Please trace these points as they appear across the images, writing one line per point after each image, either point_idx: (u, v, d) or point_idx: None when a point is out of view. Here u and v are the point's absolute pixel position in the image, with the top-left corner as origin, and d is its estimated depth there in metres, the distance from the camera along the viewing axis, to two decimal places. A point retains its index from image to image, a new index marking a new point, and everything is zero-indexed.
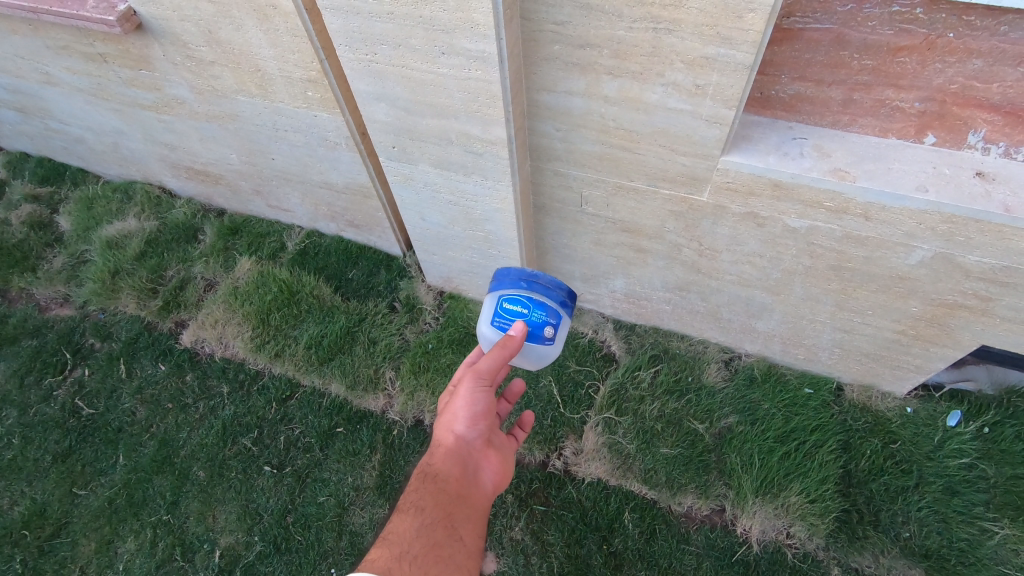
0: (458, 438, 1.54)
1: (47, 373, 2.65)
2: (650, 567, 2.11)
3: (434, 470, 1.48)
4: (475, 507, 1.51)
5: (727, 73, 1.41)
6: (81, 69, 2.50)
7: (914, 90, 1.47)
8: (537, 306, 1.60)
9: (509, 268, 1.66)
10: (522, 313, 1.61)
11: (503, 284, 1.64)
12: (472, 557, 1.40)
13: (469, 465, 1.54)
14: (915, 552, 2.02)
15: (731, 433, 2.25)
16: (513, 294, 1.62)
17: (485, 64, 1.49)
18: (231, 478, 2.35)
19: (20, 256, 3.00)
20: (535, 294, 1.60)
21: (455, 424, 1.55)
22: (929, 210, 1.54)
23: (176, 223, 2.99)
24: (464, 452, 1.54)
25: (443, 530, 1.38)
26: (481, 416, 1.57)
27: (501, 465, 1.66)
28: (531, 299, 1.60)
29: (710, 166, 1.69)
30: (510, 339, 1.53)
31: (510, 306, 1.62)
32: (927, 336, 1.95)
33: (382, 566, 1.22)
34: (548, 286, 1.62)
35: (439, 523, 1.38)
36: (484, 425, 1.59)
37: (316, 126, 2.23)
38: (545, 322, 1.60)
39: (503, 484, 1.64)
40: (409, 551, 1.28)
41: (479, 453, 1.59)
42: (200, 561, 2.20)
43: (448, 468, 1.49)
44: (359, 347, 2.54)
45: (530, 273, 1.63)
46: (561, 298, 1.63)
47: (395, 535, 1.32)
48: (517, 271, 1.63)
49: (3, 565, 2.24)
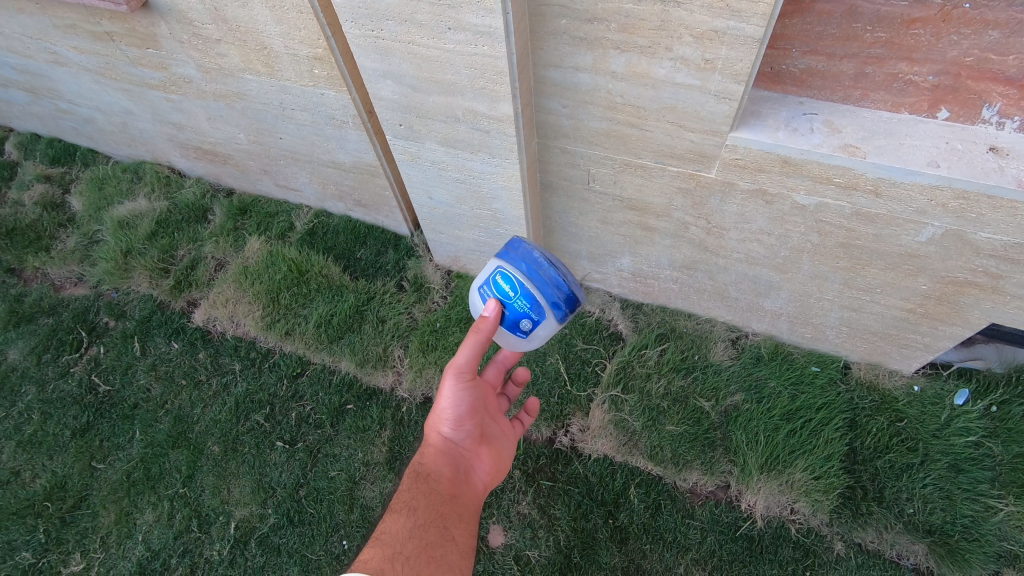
0: (445, 438, 1.61)
1: (64, 350, 2.70)
2: (655, 540, 2.14)
3: (424, 470, 1.56)
4: (468, 505, 1.57)
5: (736, 47, 1.40)
6: (89, 48, 2.51)
7: (927, 63, 1.45)
8: (523, 297, 1.43)
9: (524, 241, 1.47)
10: (506, 296, 1.46)
11: (508, 256, 1.47)
12: (465, 556, 1.45)
13: (459, 463, 1.60)
14: (918, 527, 2.04)
15: (737, 411, 2.26)
16: (508, 270, 1.45)
17: (490, 39, 1.47)
18: (244, 453, 2.40)
19: (34, 236, 3.04)
20: (529, 282, 1.42)
21: (441, 425, 1.61)
22: (941, 185, 1.52)
23: (186, 203, 3.02)
24: (454, 451, 1.61)
25: (435, 531, 1.43)
26: (466, 415, 1.61)
27: (497, 461, 1.70)
28: (521, 287, 1.43)
29: (718, 142, 1.67)
30: (482, 321, 1.48)
31: (499, 282, 1.47)
32: (936, 314, 1.94)
33: (374, 568, 1.28)
34: (547, 280, 1.42)
35: (430, 523, 1.44)
36: (472, 423, 1.63)
37: (323, 105, 2.23)
38: (524, 315, 1.45)
39: (496, 479, 1.70)
40: (401, 553, 1.34)
41: (470, 450, 1.64)
42: (216, 533, 2.27)
43: (437, 468, 1.56)
44: (368, 326, 2.57)
45: (535, 257, 1.44)
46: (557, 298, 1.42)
47: (387, 535, 1.39)
48: (527, 249, 1.44)
49: (28, 534, 2.32)
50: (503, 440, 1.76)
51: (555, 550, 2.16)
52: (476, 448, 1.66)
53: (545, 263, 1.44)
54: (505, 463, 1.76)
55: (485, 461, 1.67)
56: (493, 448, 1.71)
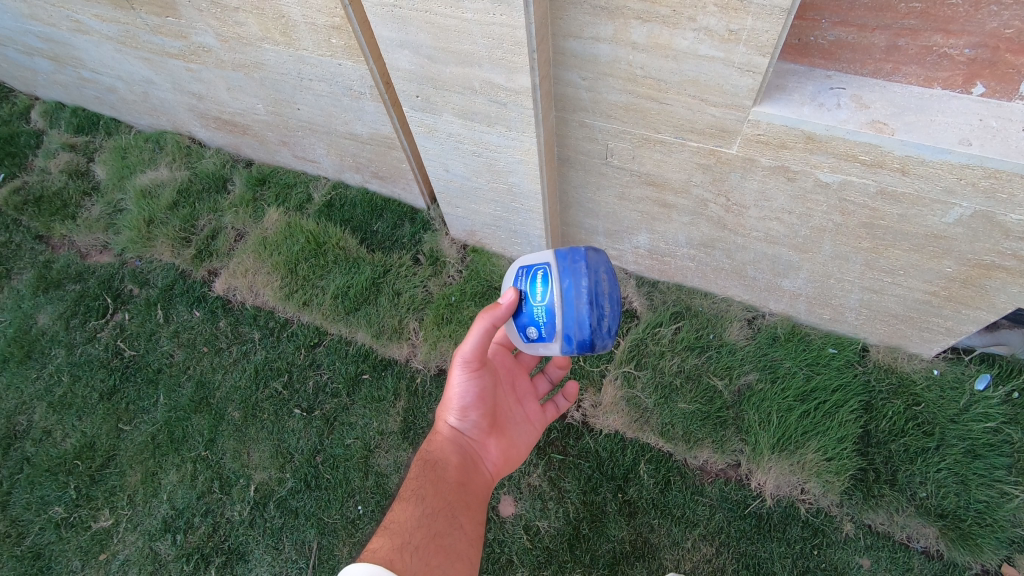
0: (451, 427, 1.63)
1: (91, 316, 2.78)
2: (664, 515, 2.17)
3: (431, 457, 1.58)
4: (475, 494, 1.60)
5: (763, 17, 1.35)
6: (110, 16, 2.51)
7: (964, 35, 1.39)
8: (547, 313, 1.39)
9: (590, 266, 1.38)
10: (534, 296, 1.41)
11: (568, 266, 1.39)
12: (473, 545, 1.49)
13: (466, 452, 1.63)
14: (930, 511, 2.04)
15: (751, 391, 2.25)
16: (549, 276, 1.40)
17: (509, 8, 1.44)
18: (264, 419, 2.47)
19: (61, 203, 3.10)
20: (559, 304, 1.38)
21: (448, 414, 1.64)
22: (972, 164, 1.47)
23: (206, 173, 3.05)
24: (461, 440, 1.63)
25: (443, 520, 1.46)
26: (471, 404, 1.62)
27: (505, 450, 1.72)
28: (553, 305, 1.38)
29: (740, 117, 1.63)
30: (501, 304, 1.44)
31: (541, 279, 1.41)
32: (960, 297, 1.89)
33: (383, 557, 1.28)
34: (580, 320, 1.37)
35: (438, 512, 1.46)
36: (478, 413, 1.64)
37: (340, 75, 2.22)
38: (535, 325, 1.42)
39: (504, 467, 1.73)
40: (410, 542, 1.35)
41: (477, 439, 1.67)
42: (237, 495, 2.35)
43: (444, 455, 1.58)
44: (384, 298, 2.59)
45: (590, 291, 1.37)
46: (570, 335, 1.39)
47: (395, 525, 1.40)
48: (582, 276, 1.37)
49: (60, 490, 2.43)
50: (515, 429, 1.78)
51: (564, 521, 2.20)
52: (483, 437, 1.68)
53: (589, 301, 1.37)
54: (517, 453, 1.77)
55: (492, 450, 1.69)
56: (502, 437, 1.72)
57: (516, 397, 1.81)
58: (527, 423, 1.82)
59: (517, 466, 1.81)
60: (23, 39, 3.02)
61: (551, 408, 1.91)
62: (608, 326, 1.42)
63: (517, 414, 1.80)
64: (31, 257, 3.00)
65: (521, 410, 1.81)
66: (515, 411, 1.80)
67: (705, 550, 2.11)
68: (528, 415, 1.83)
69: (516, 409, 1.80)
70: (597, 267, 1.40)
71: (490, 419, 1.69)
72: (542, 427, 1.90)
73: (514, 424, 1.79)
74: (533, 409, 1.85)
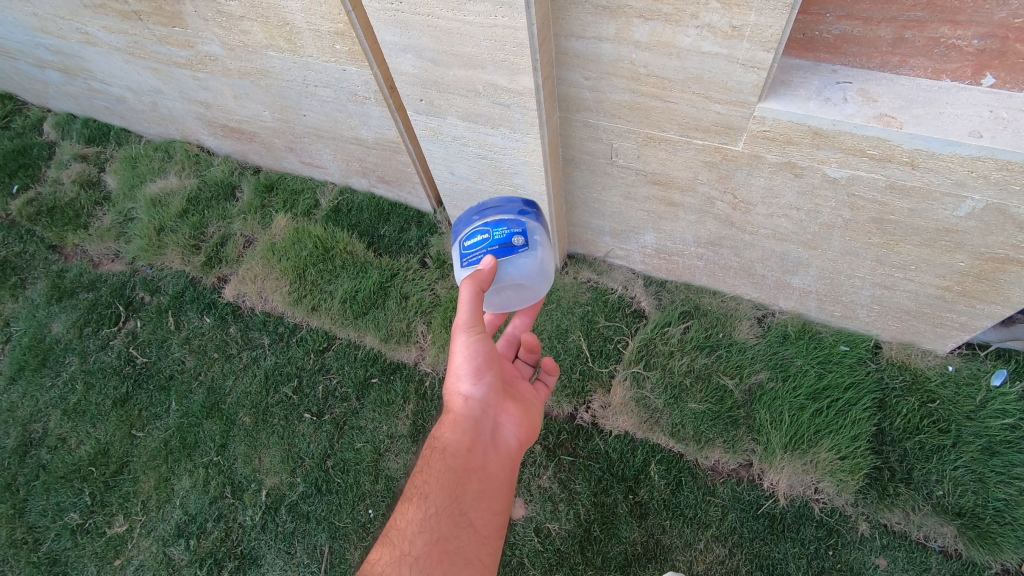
0: (463, 399, 1.58)
1: (103, 324, 2.81)
2: (676, 516, 2.15)
3: (443, 443, 1.53)
4: (495, 477, 1.56)
5: (766, 12, 1.34)
6: (118, 27, 2.55)
7: (973, 25, 1.38)
8: (494, 224, 1.56)
9: (466, 214, 1.68)
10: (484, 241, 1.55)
11: (462, 227, 1.66)
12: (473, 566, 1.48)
13: (480, 428, 1.58)
14: (948, 510, 2.00)
15: (761, 389, 2.23)
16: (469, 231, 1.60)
17: (511, 9, 1.44)
18: (274, 424, 2.48)
19: (73, 213, 3.14)
20: (487, 220, 1.58)
21: (458, 385, 1.59)
22: (983, 156, 1.45)
23: (215, 181, 3.08)
24: (473, 413, 1.58)
25: (449, 520, 1.42)
26: (480, 369, 1.58)
27: (522, 415, 1.69)
28: (487, 222, 1.57)
29: (746, 114, 1.62)
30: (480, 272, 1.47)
31: (470, 238, 1.57)
32: (974, 292, 1.87)
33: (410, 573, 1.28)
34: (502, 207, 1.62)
35: (443, 512, 1.42)
36: (489, 377, 1.61)
37: (345, 81, 2.23)
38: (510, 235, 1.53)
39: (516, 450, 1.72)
40: (410, 553, 1.32)
41: (491, 408, 1.62)
42: (249, 499, 2.36)
43: (455, 437, 1.53)
44: (392, 302, 2.60)
45: (480, 206, 1.68)
46: (518, 210, 1.62)
47: (395, 532, 1.38)
48: (470, 214, 1.65)
49: (76, 497, 2.46)
50: (524, 397, 1.76)
51: (575, 523, 2.19)
52: (497, 404, 1.64)
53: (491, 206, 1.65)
54: (533, 419, 1.73)
55: (509, 417, 1.65)
56: (515, 402, 1.70)
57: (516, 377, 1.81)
58: (533, 395, 1.82)
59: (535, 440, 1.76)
60: (35, 53, 3.06)
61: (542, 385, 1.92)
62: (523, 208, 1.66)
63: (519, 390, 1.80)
64: (45, 266, 3.04)
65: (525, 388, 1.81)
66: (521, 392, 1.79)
67: (718, 551, 2.09)
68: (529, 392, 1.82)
69: (517, 384, 1.80)
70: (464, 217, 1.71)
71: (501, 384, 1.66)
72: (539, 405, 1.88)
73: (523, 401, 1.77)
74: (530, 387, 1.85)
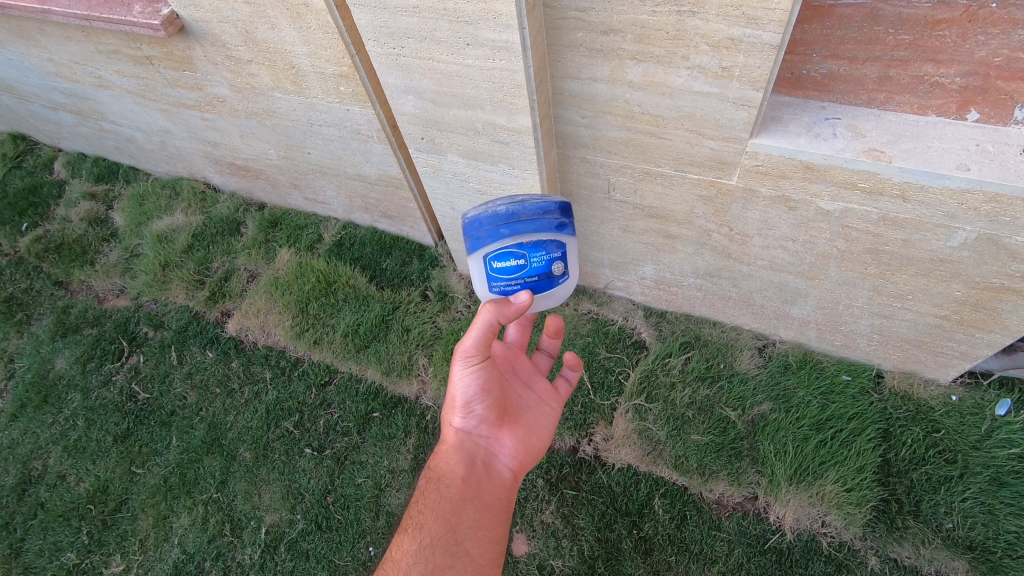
0: (457, 429, 1.58)
1: (107, 359, 2.82)
2: (681, 552, 2.11)
3: (438, 472, 1.55)
4: (492, 505, 1.57)
5: (754, 54, 1.39)
6: (130, 71, 2.63)
7: (954, 64, 1.42)
8: (531, 249, 1.37)
9: (481, 214, 1.38)
10: (518, 266, 1.39)
11: (481, 238, 1.39)
12: None
13: (474, 458, 1.57)
14: (958, 543, 1.97)
15: (765, 420, 2.22)
16: (499, 249, 1.38)
17: (508, 53, 1.50)
18: (275, 459, 2.46)
19: (80, 250, 3.19)
20: (524, 239, 1.37)
21: (452, 415, 1.58)
22: (972, 188, 1.48)
23: (220, 217, 3.13)
24: (467, 443, 1.58)
25: (444, 550, 1.44)
26: (475, 400, 1.54)
27: (523, 440, 1.64)
28: (520, 245, 1.37)
29: (739, 149, 1.66)
30: (517, 309, 1.37)
31: (500, 262, 1.39)
32: (973, 321, 1.87)
33: None
34: (535, 214, 1.36)
35: (438, 543, 1.44)
36: (483, 407, 1.57)
37: (349, 120, 2.29)
38: (549, 261, 1.39)
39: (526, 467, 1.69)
40: None
41: (487, 436, 1.60)
42: (248, 537, 2.33)
43: (449, 468, 1.54)
44: (394, 335, 2.61)
45: (509, 212, 1.36)
46: (556, 224, 1.38)
47: (390, 564, 1.41)
48: (495, 219, 1.37)
49: (73, 536, 2.43)
50: (531, 414, 1.70)
51: (578, 559, 2.15)
52: (493, 432, 1.61)
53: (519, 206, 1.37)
54: (538, 440, 1.68)
55: (507, 443, 1.62)
56: (516, 426, 1.64)
57: (523, 381, 1.73)
58: (544, 405, 1.73)
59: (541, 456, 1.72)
60: (48, 96, 3.16)
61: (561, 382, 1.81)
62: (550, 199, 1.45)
63: (531, 397, 1.73)
64: (51, 302, 3.08)
65: (535, 394, 1.73)
66: (527, 398, 1.72)
67: None
68: (541, 398, 1.74)
69: (526, 393, 1.72)
70: (478, 213, 1.41)
71: (501, 411, 1.61)
72: (559, 409, 1.79)
73: (529, 409, 1.70)
74: (546, 388, 1.76)
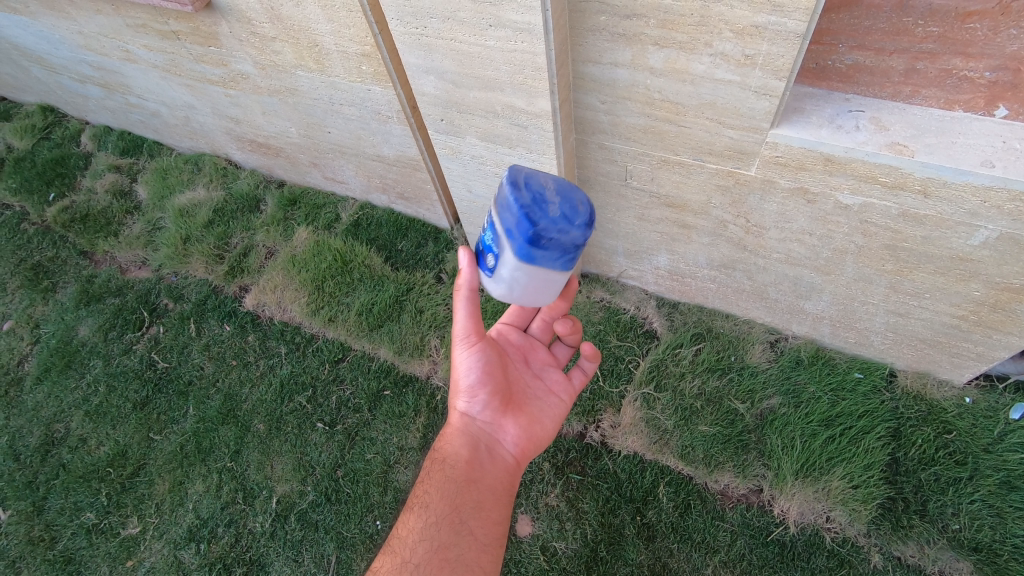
0: (462, 413, 1.61)
1: (128, 328, 2.90)
2: (683, 540, 2.13)
3: (443, 454, 1.58)
4: (495, 488, 1.58)
5: (778, 42, 1.38)
6: (157, 45, 2.67)
7: (984, 57, 1.40)
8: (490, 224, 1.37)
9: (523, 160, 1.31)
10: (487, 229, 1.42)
11: None
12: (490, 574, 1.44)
13: (478, 442, 1.60)
14: (964, 544, 1.96)
15: (773, 415, 2.22)
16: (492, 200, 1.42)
17: (530, 35, 1.50)
18: (287, 432, 2.52)
19: (104, 221, 3.26)
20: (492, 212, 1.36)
21: (457, 399, 1.62)
22: (996, 186, 1.46)
23: (241, 194, 3.18)
24: (472, 427, 1.61)
25: (449, 528, 1.45)
26: (478, 383, 1.60)
27: (526, 427, 1.66)
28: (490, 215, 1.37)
29: (758, 139, 1.65)
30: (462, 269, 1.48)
31: None
32: (990, 322, 1.85)
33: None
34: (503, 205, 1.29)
35: (444, 521, 1.45)
36: (487, 392, 1.61)
37: (369, 100, 2.31)
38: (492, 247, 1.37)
39: (531, 458, 1.70)
40: (411, 560, 1.37)
41: (490, 422, 1.62)
42: (260, 506, 2.39)
43: (454, 450, 1.57)
44: (407, 315, 2.64)
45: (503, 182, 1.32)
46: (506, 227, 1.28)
47: (397, 541, 1.43)
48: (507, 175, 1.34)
49: (92, 497, 2.51)
50: (537, 403, 1.72)
51: (581, 542, 2.18)
52: (497, 418, 1.63)
53: (519, 186, 1.27)
54: (542, 430, 1.69)
55: (511, 430, 1.64)
56: (520, 413, 1.66)
57: (532, 371, 1.77)
58: (552, 397, 1.75)
59: (546, 446, 1.73)
60: (77, 68, 3.22)
61: (576, 373, 1.80)
62: (561, 210, 1.27)
63: (540, 387, 1.75)
64: (76, 271, 3.16)
65: (544, 385, 1.76)
66: (535, 386, 1.75)
67: None
68: (551, 389, 1.76)
69: (536, 382, 1.76)
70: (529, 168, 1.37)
71: (504, 397, 1.64)
72: (571, 401, 1.79)
73: (537, 400, 1.72)
74: (557, 380, 1.78)
